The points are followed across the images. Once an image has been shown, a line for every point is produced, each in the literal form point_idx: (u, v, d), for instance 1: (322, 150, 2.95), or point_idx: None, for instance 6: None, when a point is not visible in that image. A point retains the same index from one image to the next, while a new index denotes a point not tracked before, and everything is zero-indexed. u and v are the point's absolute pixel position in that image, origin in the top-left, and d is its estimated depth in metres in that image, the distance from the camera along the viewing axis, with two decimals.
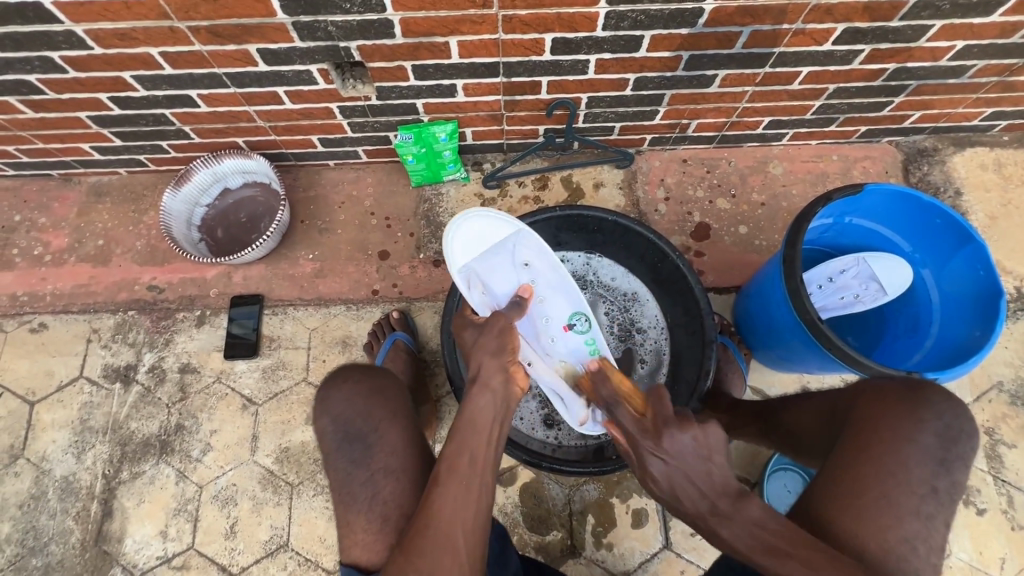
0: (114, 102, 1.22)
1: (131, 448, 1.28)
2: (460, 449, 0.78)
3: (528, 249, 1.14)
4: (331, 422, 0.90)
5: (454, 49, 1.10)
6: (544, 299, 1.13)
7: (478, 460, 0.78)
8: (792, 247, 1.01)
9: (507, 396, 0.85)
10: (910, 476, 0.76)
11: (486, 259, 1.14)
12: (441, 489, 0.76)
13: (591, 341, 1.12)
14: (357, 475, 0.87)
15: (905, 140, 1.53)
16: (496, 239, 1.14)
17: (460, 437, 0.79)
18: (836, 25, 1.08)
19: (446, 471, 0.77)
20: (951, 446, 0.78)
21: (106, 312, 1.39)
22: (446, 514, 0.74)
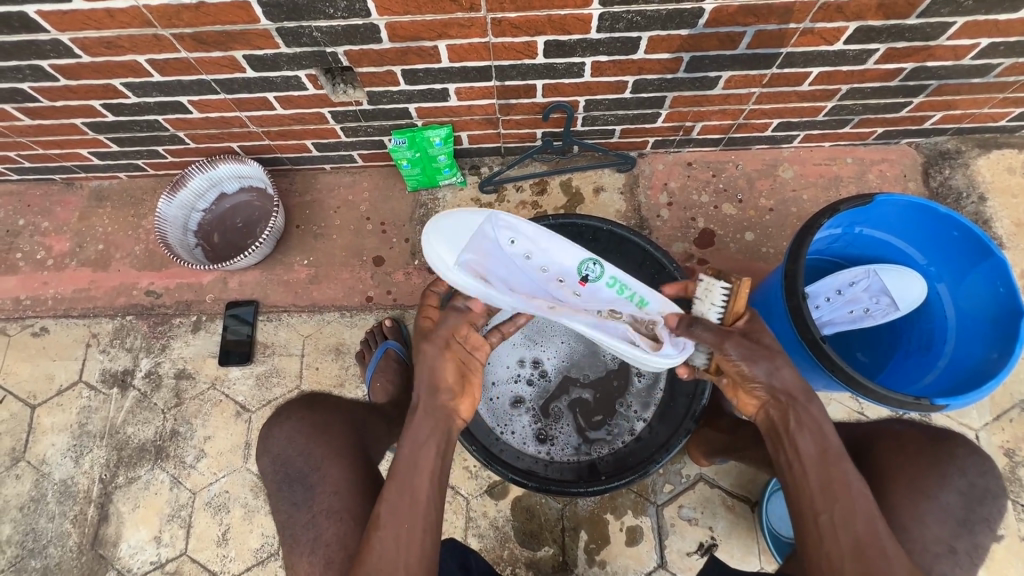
0: (107, 109, 1.22)
1: (128, 453, 1.29)
2: (399, 491, 0.78)
3: (507, 225, 0.94)
4: (272, 462, 0.92)
5: (443, 53, 1.06)
6: (545, 264, 0.97)
7: (418, 501, 0.78)
8: (795, 259, 0.96)
9: (445, 431, 0.83)
10: (929, 533, 0.80)
11: (471, 249, 0.92)
12: (378, 536, 0.77)
13: (615, 283, 0.95)
14: (299, 517, 0.88)
15: (925, 142, 1.44)
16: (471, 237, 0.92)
17: (398, 481, 0.79)
18: (848, 23, 1.02)
19: (385, 515, 0.77)
20: (975, 507, 0.81)
21: (105, 316, 1.41)
22: (384, 561, 0.75)
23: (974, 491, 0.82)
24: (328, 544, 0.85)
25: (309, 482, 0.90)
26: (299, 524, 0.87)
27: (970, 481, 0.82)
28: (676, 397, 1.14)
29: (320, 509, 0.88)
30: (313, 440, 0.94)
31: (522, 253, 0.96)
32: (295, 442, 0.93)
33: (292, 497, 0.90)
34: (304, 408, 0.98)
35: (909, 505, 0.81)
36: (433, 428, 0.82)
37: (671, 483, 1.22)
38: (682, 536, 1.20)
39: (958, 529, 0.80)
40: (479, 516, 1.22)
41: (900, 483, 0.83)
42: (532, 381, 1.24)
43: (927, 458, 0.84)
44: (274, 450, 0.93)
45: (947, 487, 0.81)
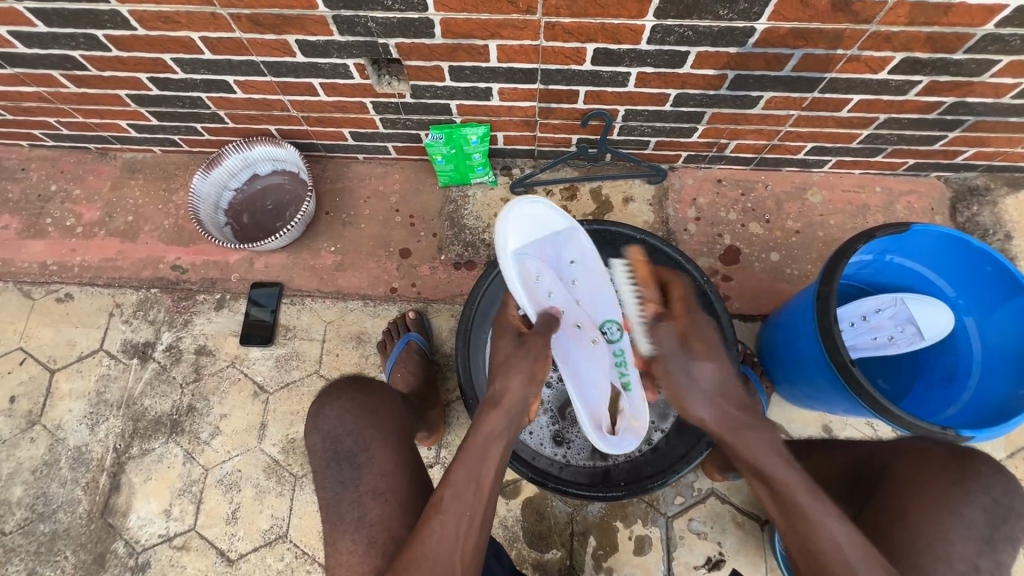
0: (153, 83, 1.23)
1: (143, 425, 1.30)
2: (466, 478, 0.80)
3: (577, 249, 1.11)
4: (321, 440, 0.92)
5: (493, 53, 1.08)
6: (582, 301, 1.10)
7: (483, 489, 0.80)
8: (828, 282, 0.97)
9: (515, 429, 0.88)
10: (951, 552, 0.79)
11: (539, 247, 1.09)
12: (439, 519, 0.77)
13: (618, 354, 1.09)
14: (346, 495, 0.88)
15: (955, 177, 1.45)
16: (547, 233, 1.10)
17: (464, 467, 0.81)
18: (894, 54, 1.03)
19: (447, 500, 0.78)
20: (999, 526, 0.80)
21: (130, 287, 1.41)
22: (442, 545, 0.76)
23: (998, 509, 0.81)
24: (375, 523, 0.85)
25: (358, 461, 0.90)
26: (345, 502, 0.87)
27: (994, 499, 0.82)
28: None
29: (368, 489, 0.88)
30: (364, 420, 0.93)
31: (574, 280, 1.11)
32: (346, 420, 0.92)
33: (340, 475, 0.89)
34: (353, 387, 0.97)
35: (932, 521, 0.81)
36: (504, 422, 0.86)
37: (682, 495, 1.23)
38: (690, 549, 1.20)
39: (983, 546, 0.79)
40: None
41: (923, 499, 0.83)
42: (553, 383, 1.25)
43: (949, 476, 0.84)
44: (326, 426, 0.92)
45: (970, 504, 0.81)
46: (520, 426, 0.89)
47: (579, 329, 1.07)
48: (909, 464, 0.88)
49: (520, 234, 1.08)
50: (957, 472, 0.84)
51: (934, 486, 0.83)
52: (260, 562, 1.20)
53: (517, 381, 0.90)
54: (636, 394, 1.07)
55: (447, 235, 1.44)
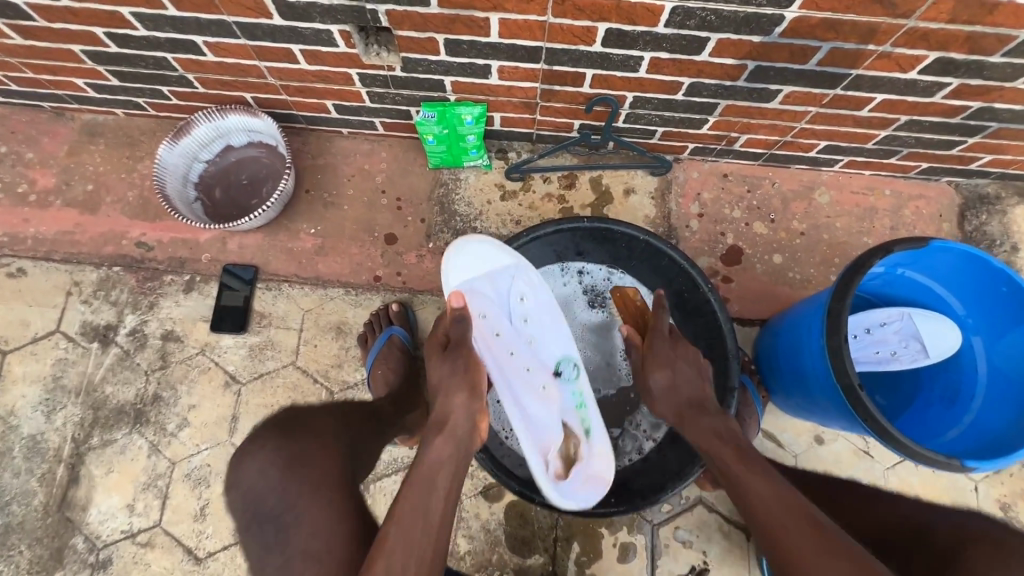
0: (111, 39, 1.10)
1: (104, 414, 1.21)
2: (411, 513, 0.75)
3: (527, 285, 1.08)
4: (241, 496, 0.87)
5: (494, 27, 0.97)
6: (534, 341, 1.09)
7: (431, 524, 0.75)
8: (839, 300, 0.93)
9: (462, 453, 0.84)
10: None
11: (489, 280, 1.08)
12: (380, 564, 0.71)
13: (576, 396, 1.05)
14: None
15: (966, 183, 1.40)
16: (496, 266, 1.07)
17: (406, 498, 0.77)
18: (929, 53, 0.95)
19: (392, 539, 0.73)
20: None
21: (90, 264, 1.30)
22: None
23: None
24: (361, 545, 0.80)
25: (309, 501, 0.85)
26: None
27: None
28: None
29: None
30: (291, 473, 0.86)
31: (522, 318, 1.09)
32: (268, 475, 0.86)
33: (263, 538, 0.85)
34: (283, 436, 0.90)
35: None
36: (451, 448, 0.84)
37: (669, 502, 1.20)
38: (675, 558, 1.18)
39: None
40: (472, 518, 1.18)
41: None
42: None
43: None
44: None
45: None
46: (468, 448, 0.86)
47: (530, 371, 1.06)
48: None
49: (470, 269, 1.06)
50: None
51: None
52: (229, 561, 1.15)
53: (460, 400, 0.89)
54: (596, 441, 1.01)
55: (436, 221, 1.35)
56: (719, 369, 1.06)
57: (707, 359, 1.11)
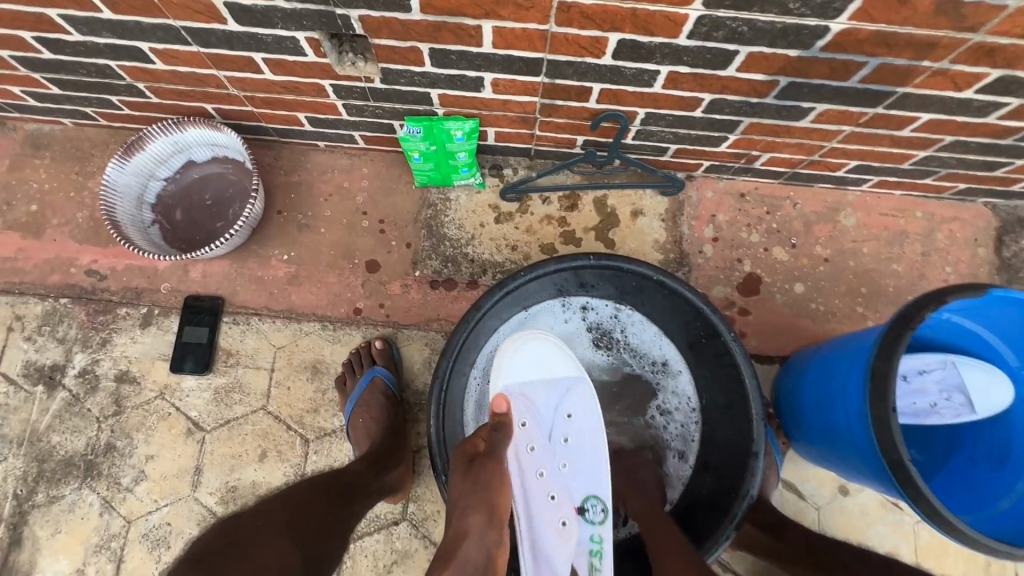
0: (42, 44, 0.95)
1: (50, 467, 1.08)
2: None
3: (579, 404, 0.99)
4: None
5: (487, 36, 0.83)
6: (569, 465, 0.98)
7: None
8: (885, 358, 0.80)
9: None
10: None
11: (545, 387, 1.00)
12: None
13: (594, 542, 0.94)
14: None
15: (1005, 205, 1.28)
16: (556, 373, 1.00)
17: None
18: (991, 70, 0.82)
19: None
20: None
21: (35, 296, 1.16)
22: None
23: None
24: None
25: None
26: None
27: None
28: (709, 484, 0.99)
29: None
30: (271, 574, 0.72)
31: (562, 437, 0.99)
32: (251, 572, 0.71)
33: None
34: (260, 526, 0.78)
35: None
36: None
37: None
38: None
39: None
40: None
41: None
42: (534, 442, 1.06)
43: None
44: None
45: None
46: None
47: (556, 501, 0.96)
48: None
49: (526, 370, 1.00)
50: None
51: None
52: None
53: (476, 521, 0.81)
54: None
55: (423, 246, 1.22)
56: (740, 427, 0.93)
57: (725, 412, 0.98)
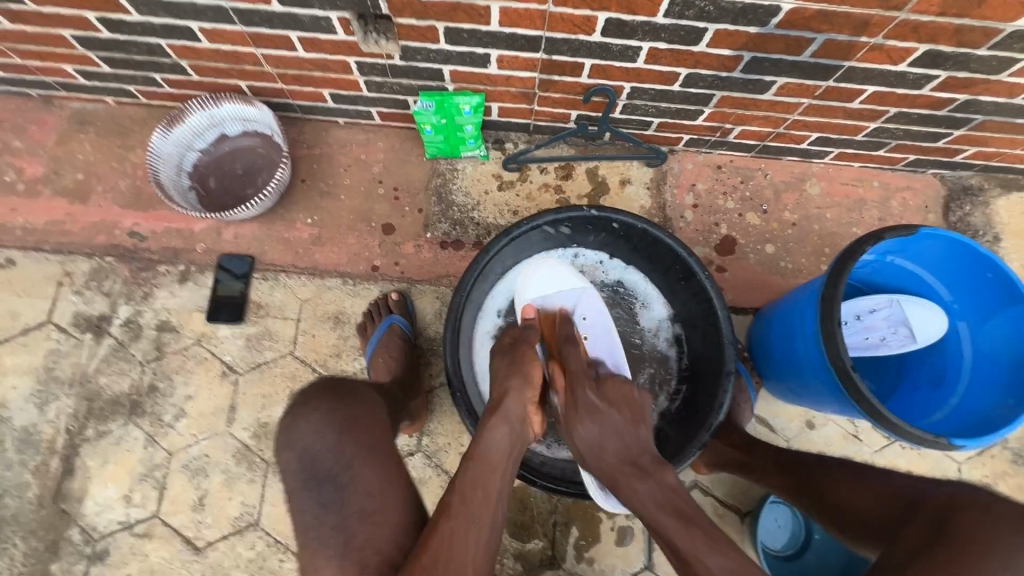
0: (103, 24, 1.08)
1: (99, 405, 1.20)
2: (472, 484, 0.80)
3: (589, 307, 1.12)
4: (297, 456, 0.84)
5: (494, 15, 0.97)
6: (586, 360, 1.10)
7: (489, 496, 0.80)
8: (832, 284, 0.96)
9: (517, 441, 0.89)
10: None
11: (560, 296, 1.13)
12: (450, 525, 0.76)
13: None
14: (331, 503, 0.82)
15: (951, 175, 1.44)
16: (566, 284, 1.13)
17: (472, 475, 0.81)
18: (918, 45, 0.98)
19: (456, 505, 0.78)
20: None
21: (82, 254, 1.28)
22: (457, 555, 0.74)
23: None
24: (364, 547, 0.77)
25: (341, 482, 0.81)
26: (328, 525, 0.80)
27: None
28: (689, 409, 1.13)
29: (354, 510, 0.80)
30: (347, 435, 0.84)
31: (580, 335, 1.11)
32: (327, 435, 0.84)
33: (320, 497, 0.81)
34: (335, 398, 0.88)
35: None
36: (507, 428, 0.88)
37: None
38: None
39: None
40: None
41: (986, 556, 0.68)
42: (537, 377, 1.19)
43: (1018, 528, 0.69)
44: (308, 431, 0.84)
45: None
46: (526, 433, 0.92)
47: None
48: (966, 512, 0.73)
49: (541, 285, 1.13)
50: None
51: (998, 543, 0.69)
52: (229, 550, 1.15)
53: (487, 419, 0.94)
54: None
55: (434, 211, 1.35)
56: (714, 354, 1.08)
57: (702, 344, 1.13)
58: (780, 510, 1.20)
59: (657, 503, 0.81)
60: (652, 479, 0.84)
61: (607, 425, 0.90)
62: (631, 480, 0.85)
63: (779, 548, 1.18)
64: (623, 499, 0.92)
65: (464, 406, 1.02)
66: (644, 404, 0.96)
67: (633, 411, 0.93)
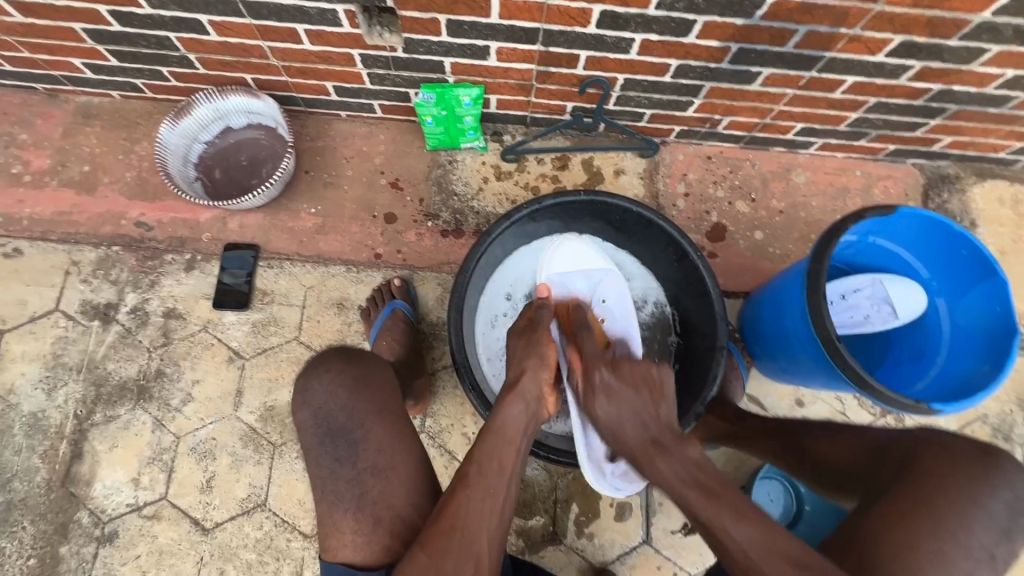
0: (114, 17, 1.11)
1: (107, 391, 1.22)
2: (488, 456, 0.83)
3: (611, 290, 1.15)
4: (307, 419, 0.87)
5: (495, 8, 1.02)
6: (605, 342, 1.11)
7: (504, 471, 0.83)
8: (818, 260, 1.00)
9: (533, 417, 0.92)
10: (969, 540, 0.70)
11: (578, 275, 1.18)
12: (466, 492, 0.80)
13: None
14: (342, 471, 0.85)
15: (929, 164, 1.50)
16: (587, 265, 1.19)
17: (487, 446, 0.85)
18: (894, 36, 1.04)
19: (473, 477, 0.81)
20: (1018, 518, 0.72)
21: (89, 244, 1.31)
22: (473, 520, 0.78)
23: (1019, 503, 0.73)
24: (377, 501, 0.84)
25: (354, 438, 0.86)
26: (343, 479, 0.85)
27: (1017, 493, 0.73)
28: (683, 385, 1.17)
29: (366, 466, 0.85)
30: (358, 394, 0.89)
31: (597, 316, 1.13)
32: (338, 394, 0.88)
33: (334, 452, 0.85)
34: (344, 359, 0.92)
35: (958, 512, 0.72)
36: (522, 405, 0.91)
37: None
38: (668, 515, 1.24)
39: (1000, 536, 0.71)
40: None
41: (946, 488, 0.73)
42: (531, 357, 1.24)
43: (977, 466, 0.74)
44: (318, 401, 0.87)
45: (993, 495, 0.73)
46: (539, 414, 0.94)
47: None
48: (928, 451, 0.78)
49: (561, 264, 1.19)
50: (981, 463, 0.75)
51: (956, 476, 0.74)
52: (237, 531, 1.17)
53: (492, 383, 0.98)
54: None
55: (434, 201, 1.39)
56: (707, 331, 1.13)
57: (696, 322, 1.18)
58: (773, 484, 1.25)
59: (683, 480, 0.78)
60: (674, 455, 0.82)
61: (625, 406, 0.90)
62: (654, 458, 0.83)
63: (775, 521, 1.22)
64: (621, 484, 0.94)
65: (468, 381, 1.05)
66: (667, 379, 0.94)
67: (653, 390, 0.91)
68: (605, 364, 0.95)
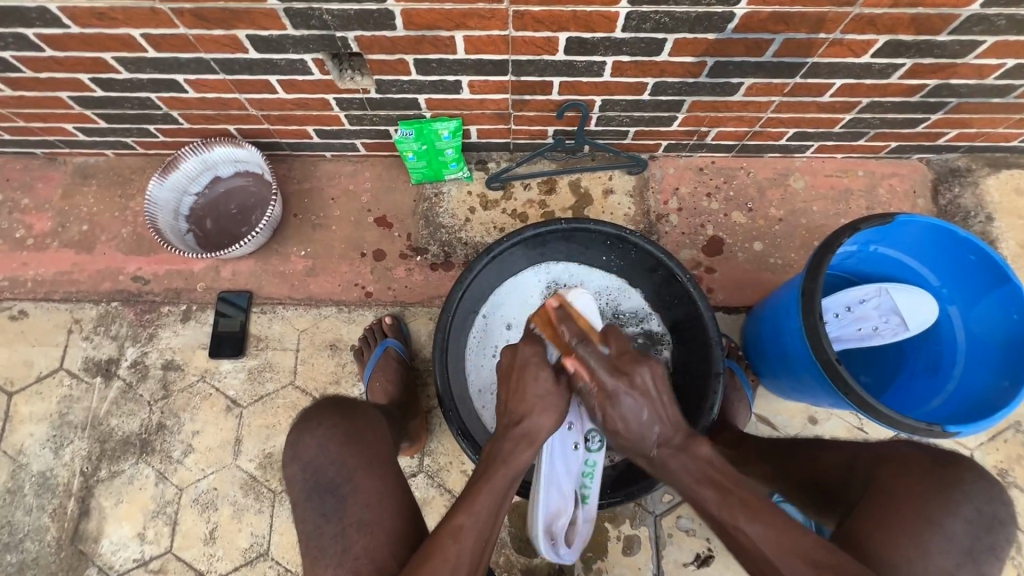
0: (96, 84, 1.14)
1: (110, 447, 1.24)
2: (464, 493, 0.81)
3: None
4: (300, 470, 0.87)
5: (459, 44, 1.01)
6: None
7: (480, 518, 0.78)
8: (812, 278, 0.96)
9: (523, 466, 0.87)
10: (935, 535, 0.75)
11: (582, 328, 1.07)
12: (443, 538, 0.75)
13: (590, 464, 1.01)
14: (327, 528, 0.82)
15: (937, 158, 1.43)
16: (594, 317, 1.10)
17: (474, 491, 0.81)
18: (877, 37, 0.99)
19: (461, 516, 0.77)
20: (983, 536, 0.76)
21: (89, 301, 1.34)
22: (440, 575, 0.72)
23: (983, 519, 0.78)
24: (359, 556, 0.79)
25: (342, 492, 0.84)
26: (328, 535, 0.82)
27: (975, 505, 0.79)
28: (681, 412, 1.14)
29: (351, 521, 0.82)
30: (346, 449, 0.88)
31: None
32: (328, 448, 0.87)
33: (321, 508, 0.84)
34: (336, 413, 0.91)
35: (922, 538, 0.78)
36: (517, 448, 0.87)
37: (670, 493, 1.21)
38: (679, 547, 1.19)
39: (963, 559, 0.75)
40: None
41: (898, 506, 0.79)
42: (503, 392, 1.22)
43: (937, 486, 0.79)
44: (306, 456, 0.87)
45: (951, 513, 0.78)
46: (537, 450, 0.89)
47: (571, 430, 1.01)
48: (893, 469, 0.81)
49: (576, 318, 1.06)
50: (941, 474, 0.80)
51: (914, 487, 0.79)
52: None
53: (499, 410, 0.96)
54: (591, 508, 1.01)
55: (423, 235, 1.39)
56: (701, 356, 1.09)
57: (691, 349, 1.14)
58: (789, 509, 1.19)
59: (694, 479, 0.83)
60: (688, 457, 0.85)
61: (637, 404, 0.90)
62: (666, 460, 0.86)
63: None
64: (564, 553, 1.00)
65: (456, 424, 1.04)
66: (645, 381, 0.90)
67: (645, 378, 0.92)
68: (609, 366, 0.92)
